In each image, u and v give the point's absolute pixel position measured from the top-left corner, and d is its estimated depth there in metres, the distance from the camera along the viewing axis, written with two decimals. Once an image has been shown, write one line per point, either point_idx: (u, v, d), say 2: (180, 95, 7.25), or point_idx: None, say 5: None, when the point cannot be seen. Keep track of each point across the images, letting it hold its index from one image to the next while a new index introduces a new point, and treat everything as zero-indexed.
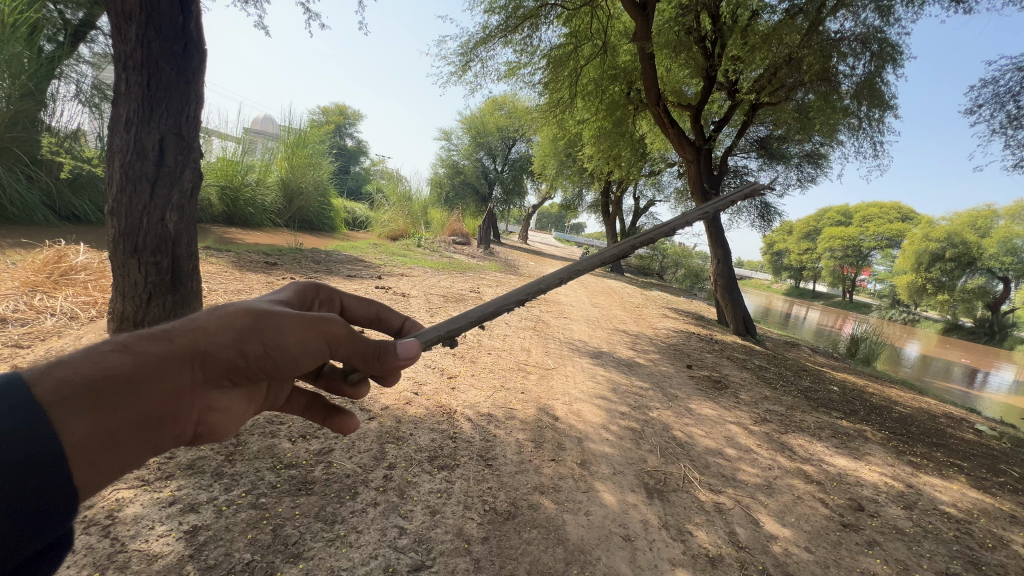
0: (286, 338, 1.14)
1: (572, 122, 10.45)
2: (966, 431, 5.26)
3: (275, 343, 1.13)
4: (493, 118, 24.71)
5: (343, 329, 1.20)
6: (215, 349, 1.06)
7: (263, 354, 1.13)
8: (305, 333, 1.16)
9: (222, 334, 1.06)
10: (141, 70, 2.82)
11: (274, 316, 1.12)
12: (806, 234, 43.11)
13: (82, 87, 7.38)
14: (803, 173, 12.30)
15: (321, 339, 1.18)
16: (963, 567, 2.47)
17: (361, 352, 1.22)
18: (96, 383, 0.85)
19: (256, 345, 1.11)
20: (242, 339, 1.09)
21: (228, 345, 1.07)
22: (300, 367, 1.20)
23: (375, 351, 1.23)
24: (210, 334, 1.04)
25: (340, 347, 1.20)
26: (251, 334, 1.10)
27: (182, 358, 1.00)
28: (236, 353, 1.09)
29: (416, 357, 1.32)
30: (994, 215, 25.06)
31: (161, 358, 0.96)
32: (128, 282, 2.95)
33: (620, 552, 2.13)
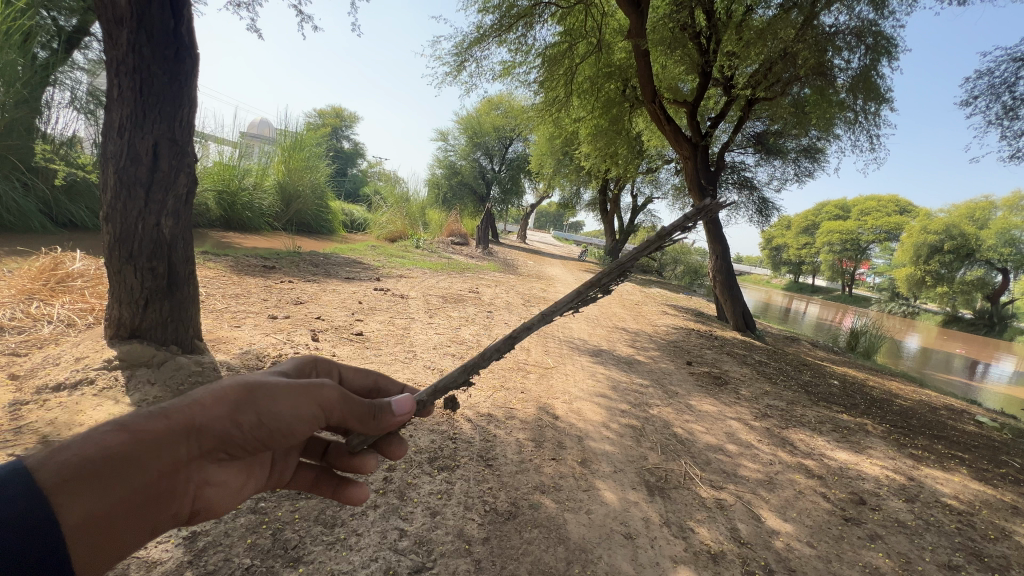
0: (280, 407, 1.18)
1: (568, 120, 10.43)
2: (967, 423, 5.26)
3: (269, 413, 1.17)
4: (489, 118, 24.67)
5: (335, 394, 1.25)
6: (209, 422, 1.11)
7: (258, 422, 1.17)
8: (298, 401, 1.20)
9: (216, 408, 1.11)
10: (133, 75, 2.82)
11: (268, 387, 1.15)
12: (805, 229, 43.11)
13: (77, 93, 7.35)
14: (800, 168, 12.29)
15: (314, 406, 1.22)
16: (966, 560, 2.46)
17: (356, 412, 1.29)
18: (94, 465, 0.91)
19: (250, 414, 1.16)
20: (236, 411, 1.14)
21: (222, 418, 1.12)
22: (295, 433, 1.24)
23: (370, 409, 1.30)
24: (204, 408, 1.09)
25: (334, 411, 1.26)
26: (245, 405, 1.15)
27: (177, 434, 1.05)
28: (230, 423, 1.14)
29: (410, 412, 1.38)
30: (992, 206, 25.05)
31: (157, 436, 1.01)
32: (124, 288, 2.92)
33: (622, 550, 2.12)
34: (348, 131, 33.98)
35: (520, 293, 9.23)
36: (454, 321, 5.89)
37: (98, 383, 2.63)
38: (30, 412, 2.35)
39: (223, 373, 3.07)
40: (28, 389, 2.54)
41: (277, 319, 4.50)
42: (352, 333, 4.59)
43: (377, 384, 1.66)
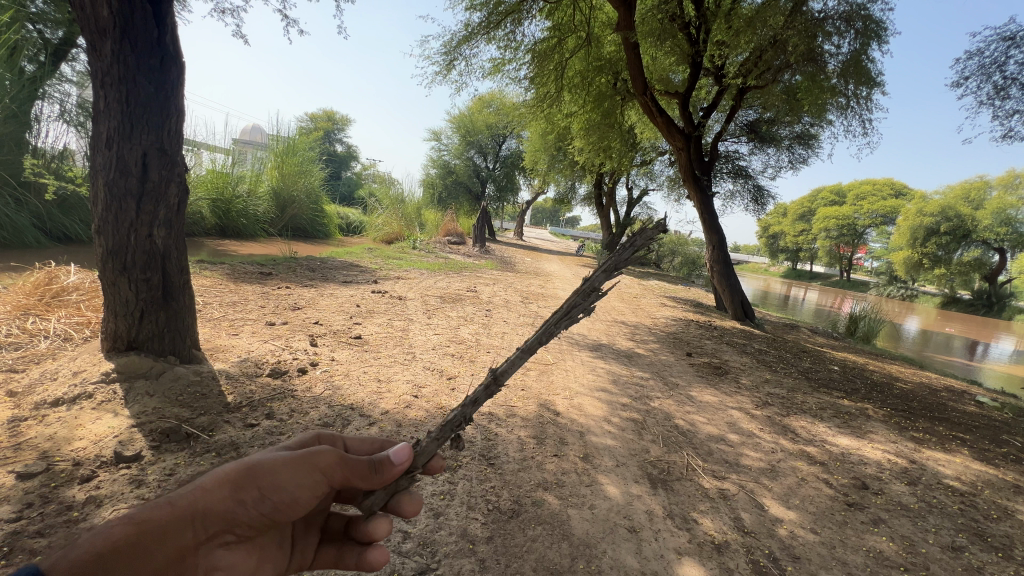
0: (280, 478, 1.20)
1: (560, 115, 10.41)
2: (967, 404, 5.28)
3: (268, 486, 1.19)
4: (482, 116, 24.57)
5: (333, 457, 1.26)
6: (212, 505, 1.12)
7: (261, 497, 1.19)
8: (296, 469, 1.21)
9: (218, 490, 1.12)
10: (118, 86, 2.80)
11: (266, 461, 1.18)
12: (801, 216, 43.09)
13: (66, 106, 7.30)
14: (794, 155, 12.26)
15: (312, 472, 1.23)
16: (969, 540, 2.47)
17: (356, 470, 1.29)
18: (106, 558, 0.92)
19: (251, 491, 1.17)
20: (236, 491, 1.15)
21: (224, 500, 1.13)
22: (297, 502, 1.25)
23: (369, 464, 1.30)
24: (205, 493, 1.11)
25: (333, 474, 1.26)
26: (245, 483, 1.16)
27: (181, 520, 1.07)
28: (233, 502, 1.15)
29: (410, 461, 1.34)
30: (987, 185, 25.05)
31: (162, 524, 1.03)
32: (119, 300, 2.91)
33: (626, 544, 2.13)
34: (340, 134, 33.85)
35: (519, 290, 9.22)
36: (453, 321, 5.89)
37: (96, 397, 2.62)
38: (29, 428, 2.34)
39: (222, 382, 3.07)
40: (27, 405, 2.53)
41: (275, 325, 4.50)
42: (351, 337, 4.59)
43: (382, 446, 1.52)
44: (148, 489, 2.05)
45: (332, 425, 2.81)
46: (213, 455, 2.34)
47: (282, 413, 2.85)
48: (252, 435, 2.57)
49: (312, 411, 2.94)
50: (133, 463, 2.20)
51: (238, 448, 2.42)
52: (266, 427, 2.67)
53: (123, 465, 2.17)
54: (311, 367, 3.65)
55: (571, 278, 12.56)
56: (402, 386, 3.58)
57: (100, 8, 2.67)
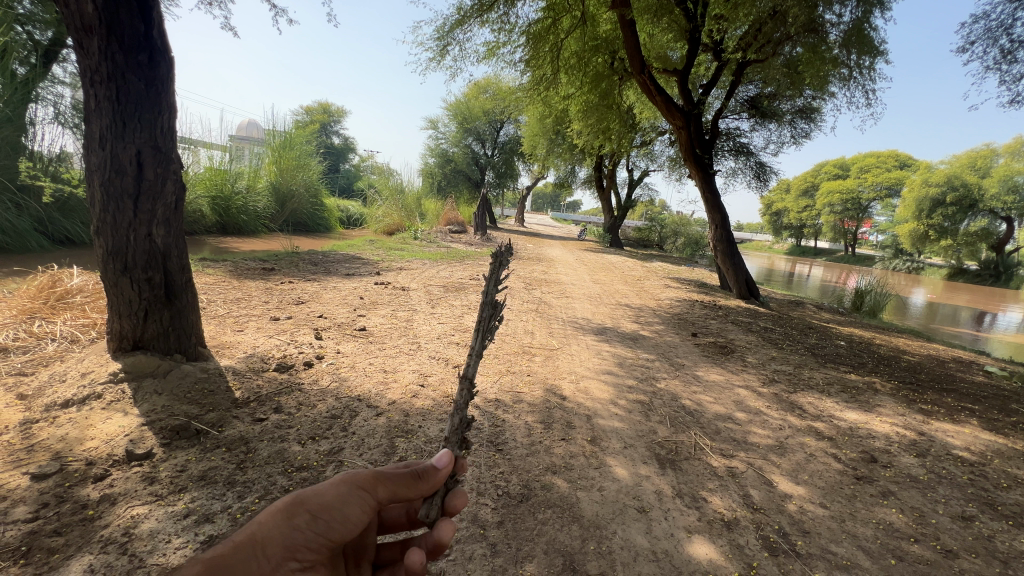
0: (328, 499, 1.22)
1: (558, 98, 10.27)
2: (975, 373, 5.28)
3: (320, 508, 1.21)
4: (478, 101, 24.19)
5: (372, 473, 1.28)
6: (270, 533, 1.14)
7: (313, 519, 1.21)
8: (342, 488, 1.24)
9: (272, 520, 1.14)
10: (107, 84, 2.76)
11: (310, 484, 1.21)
12: (805, 191, 42.53)
13: (60, 108, 7.27)
14: (796, 130, 12.04)
15: (358, 490, 1.26)
16: (979, 509, 2.48)
17: (399, 481, 1.30)
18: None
19: (304, 516, 1.19)
20: (290, 517, 1.17)
21: (279, 528, 1.15)
22: (350, 522, 1.27)
23: (411, 473, 1.31)
24: (263, 524, 1.13)
25: (378, 488, 1.28)
26: (296, 509, 1.18)
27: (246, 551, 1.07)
28: (289, 529, 1.17)
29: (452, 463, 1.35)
30: (994, 153, 24.60)
31: (227, 557, 1.04)
32: (122, 300, 2.92)
33: (636, 524, 2.14)
34: (336, 126, 33.49)
35: (522, 276, 9.21)
36: (457, 310, 5.89)
37: (106, 397, 2.65)
38: (40, 430, 2.37)
39: (229, 378, 3.08)
40: (37, 408, 2.56)
41: (279, 320, 4.50)
42: (355, 329, 4.61)
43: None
44: (161, 486, 2.06)
45: (339, 417, 2.82)
46: (223, 450, 2.36)
47: (291, 407, 2.87)
48: (260, 429, 2.59)
49: (319, 404, 2.95)
50: (145, 460, 2.22)
51: (247, 442, 2.44)
52: (274, 421, 2.69)
53: (135, 463, 2.19)
54: (317, 361, 3.65)
55: (573, 263, 12.51)
56: (408, 375, 3.60)
57: (84, 4, 2.62)
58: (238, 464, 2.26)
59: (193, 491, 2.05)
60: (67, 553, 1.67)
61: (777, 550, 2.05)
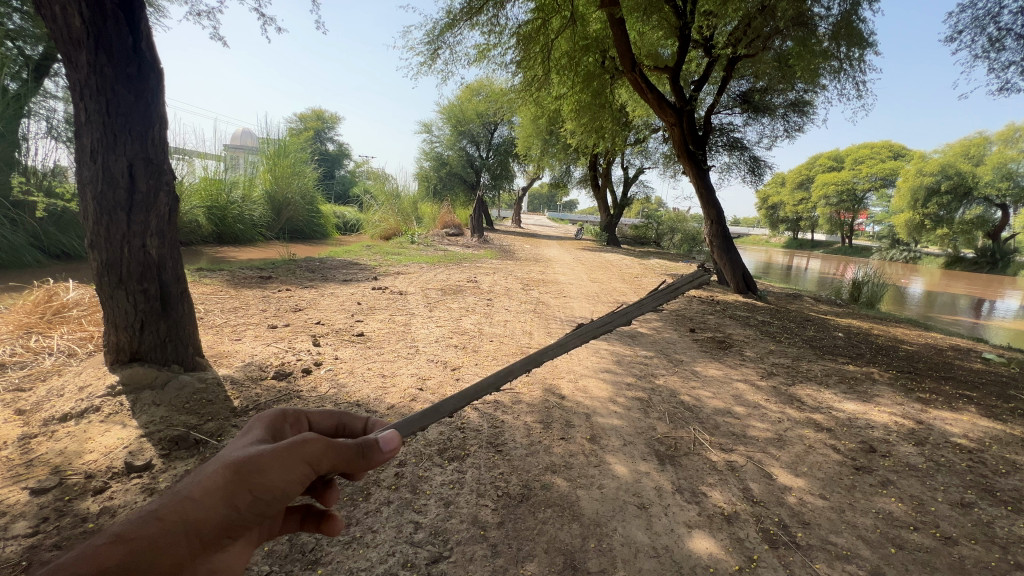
0: (275, 474, 0.98)
1: (550, 98, 10.29)
2: (973, 361, 5.31)
3: (264, 484, 0.97)
4: (471, 104, 24.27)
5: (322, 442, 1.04)
6: (206, 513, 0.89)
7: (254, 500, 0.95)
8: (289, 463, 0.99)
9: (209, 496, 0.89)
10: (97, 97, 2.77)
11: (256, 456, 0.96)
12: (800, 184, 42.61)
13: (53, 122, 7.29)
14: (789, 124, 12.03)
15: (306, 465, 1.02)
16: (978, 495, 2.49)
17: (344, 457, 1.07)
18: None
19: (245, 495, 0.94)
20: (230, 495, 0.92)
21: (219, 508, 0.90)
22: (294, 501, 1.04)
23: (356, 449, 1.09)
24: (197, 500, 0.88)
25: (325, 462, 1.05)
26: (237, 486, 0.94)
27: (174, 534, 0.83)
28: (228, 511, 0.92)
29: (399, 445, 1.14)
30: (987, 141, 24.57)
31: (153, 540, 0.79)
32: (118, 313, 2.92)
33: (636, 520, 2.15)
34: (331, 132, 33.55)
35: (519, 277, 9.21)
36: (455, 313, 5.90)
37: (104, 410, 2.65)
38: (40, 444, 2.37)
39: (227, 387, 3.08)
40: (36, 423, 2.56)
41: (277, 328, 4.51)
42: (353, 335, 4.61)
43: (342, 422, 1.30)
44: None
45: None
46: None
47: None
48: None
49: None
50: (144, 472, 2.22)
51: None
52: None
53: (135, 475, 2.20)
54: (315, 367, 3.66)
55: (571, 262, 12.55)
56: (406, 379, 3.61)
57: (72, 18, 2.64)
58: None
59: None
60: None
61: (777, 543, 2.06)
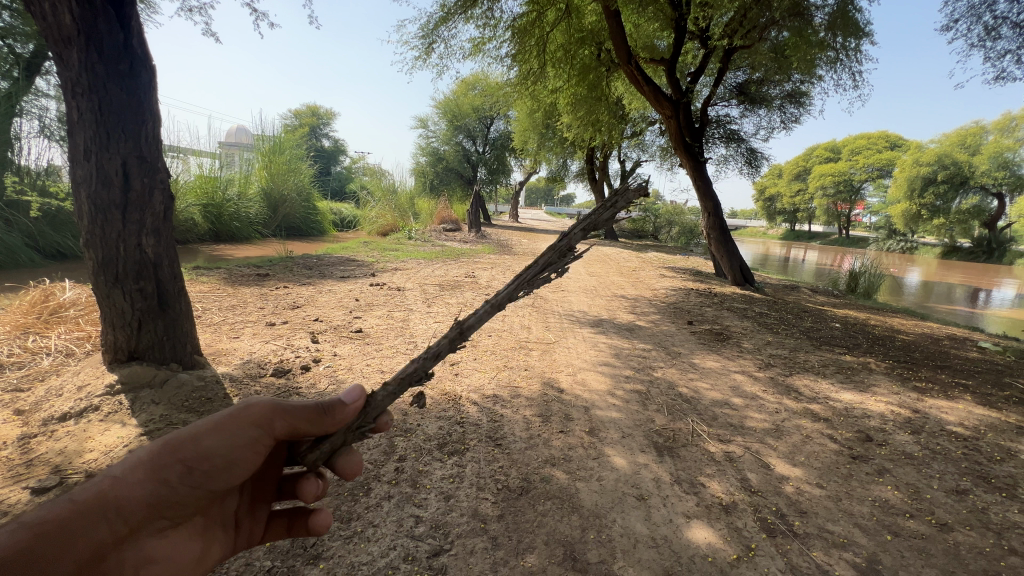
0: (206, 446, 1.17)
1: (546, 92, 10.23)
2: (969, 350, 5.34)
3: (196, 454, 1.17)
4: (467, 99, 24.12)
5: (266, 407, 1.23)
6: (127, 492, 1.09)
7: (186, 470, 1.17)
8: (225, 432, 1.19)
9: (132, 474, 1.09)
10: (89, 95, 2.75)
11: (186, 429, 1.14)
12: (797, 175, 42.64)
13: (45, 121, 7.24)
14: (786, 115, 11.99)
15: (247, 428, 1.21)
16: (973, 483, 2.51)
17: (301, 416, 1.26)
18: (17, 563, 0.87)
19: (175, 465, 1.15)
20: (156, 470, 1.13)
21: (143, 482, 1.11)
22: (236, 463, 1.24)
23: (316, 407, 1.27)
24: (120, 480, 1.08)
25: (273, 426, 1.24)
26: (167, 460, 1.14)
27: (96, 512, 1.03)
28: (153, 484, 1.14)
29: (363, 396, 1.33)
30: (984, 130, 24.58)
31: (70, 522, 0.99)
32: (115, 312, 2.92)
33: (635, 511, 2.17)
34: (326, 128, 33.35)
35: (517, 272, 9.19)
36: (453, 308, 5.90)
37: (103, 409, 2.66)
38: (40, 444, 2.37)
39: (226, 385, 3.09)
40: (35, 423, 2.56)
41: (276, 325, 4.50)
42: (351, 331, 4.60)
43: None
44: None
45: None
46: None
47: None
48: None
49: None
50: None
51: None
52: None
53: None
54: (314, 364, 3.66)
55: None
56: None
57: (62, 15, 2.61)
58: None
59: None
60: None
61: (775, 532, 2.08)
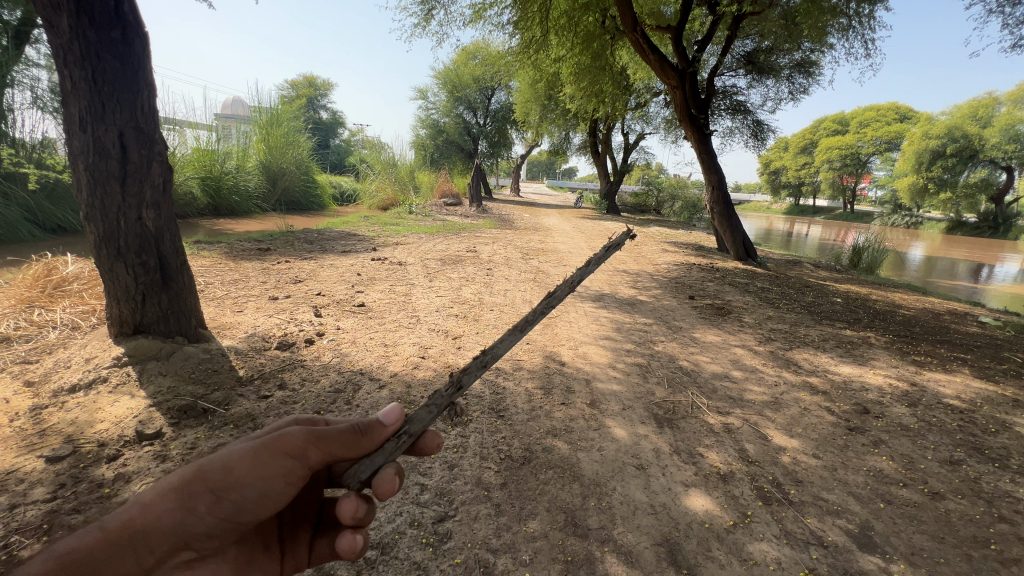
0: (238, 473, 1.11)
1: (549, 61, 9.96)
2: (970, 324, 5.35)
3: (226, 483, 1.11)
4: (467, 69, 23.53)
5: (303, 435, 1.16)
6: (155, 522, 1.04)
7: (216, 500, 1.11)
8: (259, 461, 1.12)
9: (162, 503, 1.05)
10: (82, 63, 2.68)
11: (218, 457, 1.09)
12: (803, 149, 41.94)
13: (37, 92, 7.10)
14: (794, 86, 11.68)
15: (281, 458, 1.14)
16: (967, 453, 2.56)
17: (338, 440, 1.20)
18: None
19: (205, 494, 1.09)
20: (186, 500, 1.07)
21: (172, 512, 1.06)
22: (267, 492, 1.16)
23: (353, 429, 1.21)
24: (150, 508, 1.03)
25: (308, 454, 1.17)
26: (198, 489, 1.08)
27: (121, 543, 0.99)
28: (182, 514, 1.08)
29: (399, 420, 1.27)
30: (996, 101, 24.00)
31: (95, 552, 0.95)
32: (119, 286, 2.93)
33: (634, 480, 2.22)
34: (324, 100, 32.72)
35: (519, 246, 9.17)
36: (455, 283, 5.90)
37: (112, 380, 2.70)
38: (51, 414, 2.42)
39: (232, 358, 3.13)
40: (45, 394, 2.60)
41: (278, 299, 4.52)
42: (354, 305, 4.62)
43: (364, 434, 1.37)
44: (172, 463, 2.13)
45: (343, 390, 2.88)
46: (232, 427, 2.42)
47: (294, 383, 2.92)
48: (266, 405, 2.64)
49: (323, 379, 3.01)
50: (155, 440, 2.28)
51: (254, 419, 2.50)
52: (279, 396, 2.75)
53: (146, 443, 2.25)
54: (318, 337, 3.70)
55: (570, 231, 12.46)
56: (408, 348, 3.65)
57: None
58: None
59: None
60: None
61: (770, 500, 2.13)
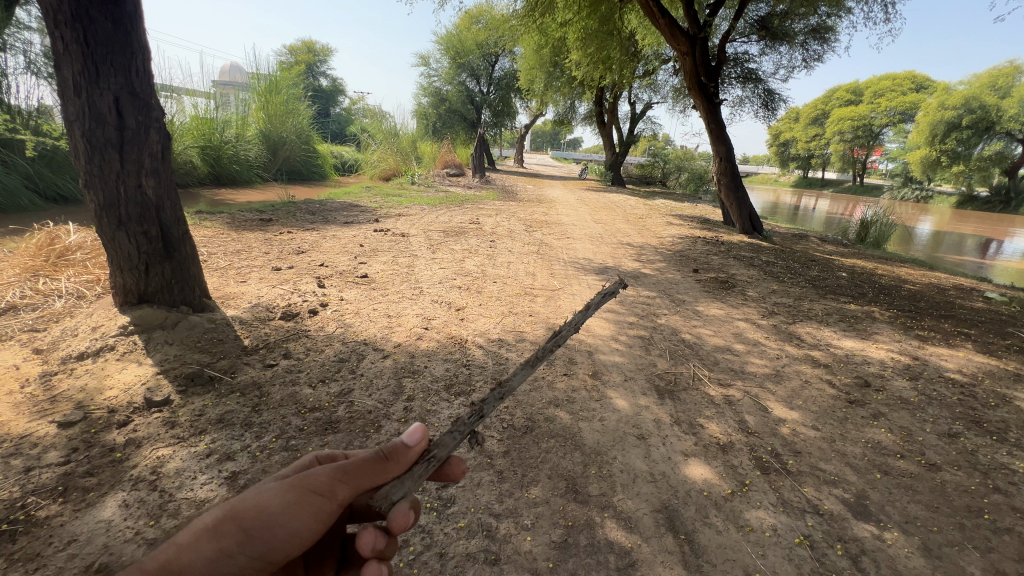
0: (267, 509, 0.99)
1: (555, 25, 9.62)
2: (975, 300, 5.32)
3: (257, 521, 0.99)
4: (470, 34, 22.79)
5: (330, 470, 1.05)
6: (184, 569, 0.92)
7: (247, 539, 0.98)
8: (289, 495, 1.00)
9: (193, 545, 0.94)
10: (73, 24, 2.59)
11: (250, 493, 0.98)
12: (814, 119, 40.90)
13: (30, 57, 6.93)
14: (808, 53, 11.19)
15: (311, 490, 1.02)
16: (965, 426, 2.58)
17: (365, 468, 1.08)
18: None
19: (236, 533, 0.97)
20: (217, 542, 0.95)
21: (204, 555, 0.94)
22: (298, 531, 1.03)
23: (377, 455, 1.09)
24: (182, 551, 0.92)
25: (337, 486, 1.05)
26: (229, 528, 0.97)
27: None
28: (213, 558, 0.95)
29: (424, 442, 1.14)
30: (1017, 70, 23.16)
31: None
32: (121, 256, 2.91)
33: (635, 449, 2.26)
34: (324, 66, 31.88)
35: (522, 218, 9.09)
36: (458, 254, 5.87)
37: (119, 348, 2.73)
38: (60, 381, 2.46)
39: (237, 327, 3.15)
40: (54, 361, 2.64)
41: (281, 270, 4.52)
42: (357, 276, 4.62)
43: None
44: (181, 429, 2.17)
45: (348, 360, 2.92)
46: (238, 394, 2.45)
47: (299, 352, 2.95)
48: (271, 374, 2.68)
49: (327, 349, 3.03)
50: (164, 407, 2.32)
51: (260, 387, 2.54)
52: (285, 364, 2.79)
53: (155, 409, 2.29)
54: (321, 308, 3.71)
55: (574, 203, 12.32)
56: (412, 319, 3.66)
57: None
58: (252, 408, 2.36)
59: (213, 432, 2.16)
60: (102, 491, 1.79)
61: (768, 469, 2.17)
